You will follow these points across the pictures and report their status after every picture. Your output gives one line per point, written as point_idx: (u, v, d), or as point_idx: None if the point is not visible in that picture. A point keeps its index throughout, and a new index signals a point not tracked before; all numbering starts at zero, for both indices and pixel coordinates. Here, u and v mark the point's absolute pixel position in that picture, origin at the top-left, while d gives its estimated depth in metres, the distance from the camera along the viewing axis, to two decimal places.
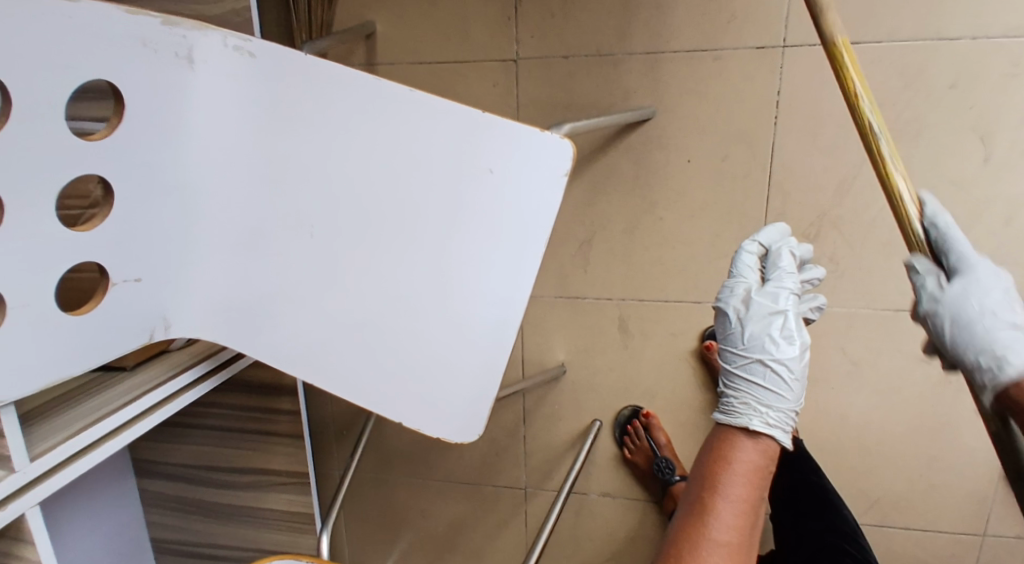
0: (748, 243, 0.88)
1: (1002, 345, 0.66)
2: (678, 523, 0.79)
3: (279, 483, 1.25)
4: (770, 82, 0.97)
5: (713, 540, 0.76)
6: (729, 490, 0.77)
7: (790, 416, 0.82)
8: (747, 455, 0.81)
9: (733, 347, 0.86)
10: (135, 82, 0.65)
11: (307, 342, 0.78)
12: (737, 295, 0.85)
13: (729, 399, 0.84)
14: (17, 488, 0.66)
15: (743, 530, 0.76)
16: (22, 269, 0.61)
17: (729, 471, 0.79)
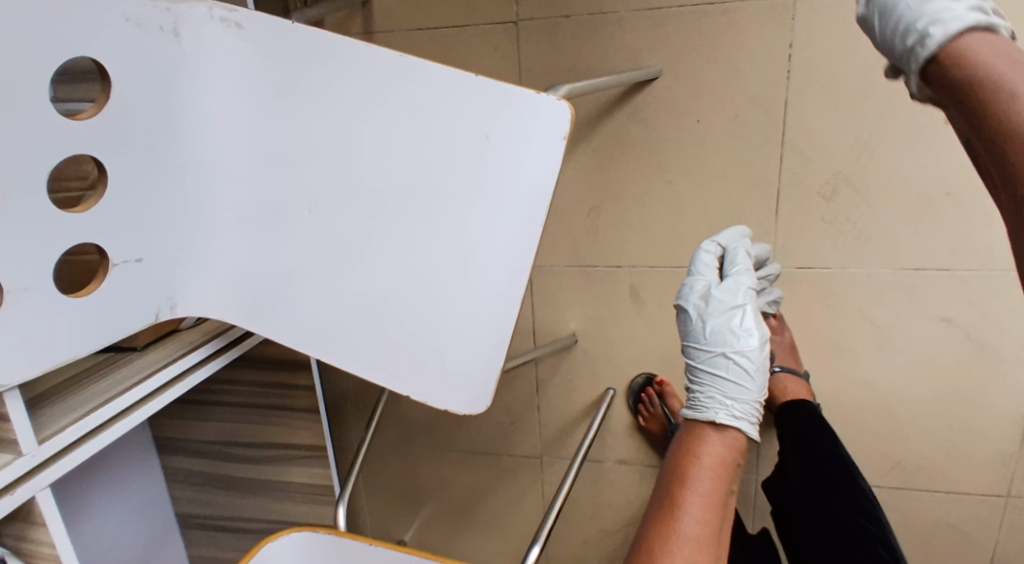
0: (708, 243, 0.88)
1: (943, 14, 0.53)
2: (650, 519, 0.79)
3: (300, 456, 1.28)
4: (782, 35, 0.93)
5: (685, 534, 0.75)
6: (696, 485, 0.78)
7: (755, 408, 0.82)
8: (715, 448, 0.81)
9: (694, 345, 0.84)
10: (121, 58, 0.64)
11: (314, 318, 0.78)
12: (692, 292, 0.84)
13: (692, 398, 0.84)
14: (25, 471, 0.65)
15: (711, 523, 0.76)
16: (18, 255, 0.60)
17: (697, 465, 0.79)
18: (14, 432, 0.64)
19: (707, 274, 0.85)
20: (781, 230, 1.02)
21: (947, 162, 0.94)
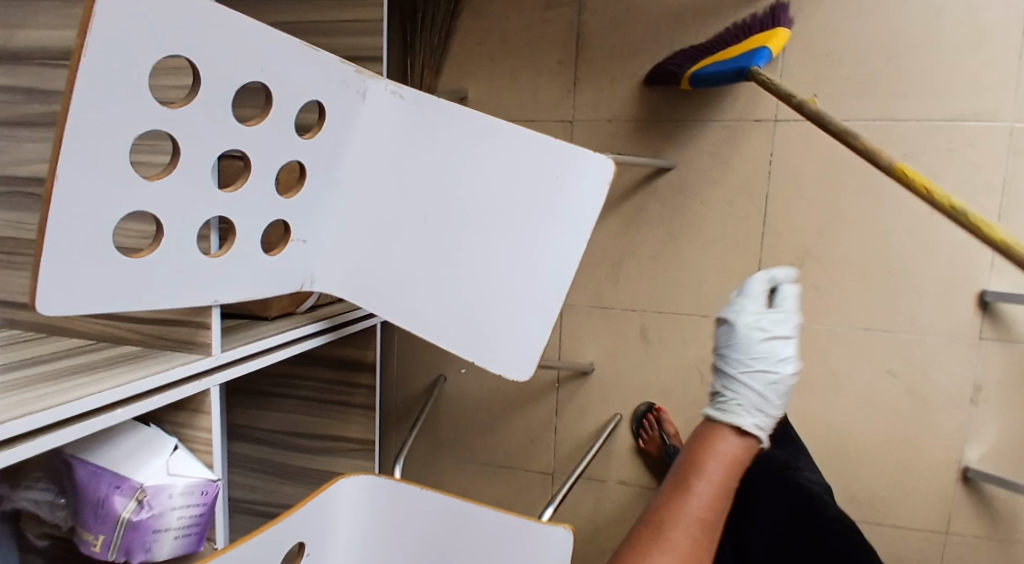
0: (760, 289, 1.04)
1: None
2: (659, 503, 0.87)
3: (350, 448, 1.48)
4: (766, 146, 1.28)
5: (689, 515, 0.85)
6: (708, 472, 0.87)
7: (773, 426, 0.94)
8: (729, 449, 0.90)
9: (738, 355, 0.98)
10: (334, 103, 0.97)
11: (411, 300, 1.08)
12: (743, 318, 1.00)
13: (727, 400, 0.93)
14: (208, 367, 0.93)
15: (714, 509, 0.86)
16: (248, 212, 0.90)
17: (711, 460, 0.88)
18: (208, 337, 0.92)
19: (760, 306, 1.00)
20: None
21: (885, 249, 1.25)
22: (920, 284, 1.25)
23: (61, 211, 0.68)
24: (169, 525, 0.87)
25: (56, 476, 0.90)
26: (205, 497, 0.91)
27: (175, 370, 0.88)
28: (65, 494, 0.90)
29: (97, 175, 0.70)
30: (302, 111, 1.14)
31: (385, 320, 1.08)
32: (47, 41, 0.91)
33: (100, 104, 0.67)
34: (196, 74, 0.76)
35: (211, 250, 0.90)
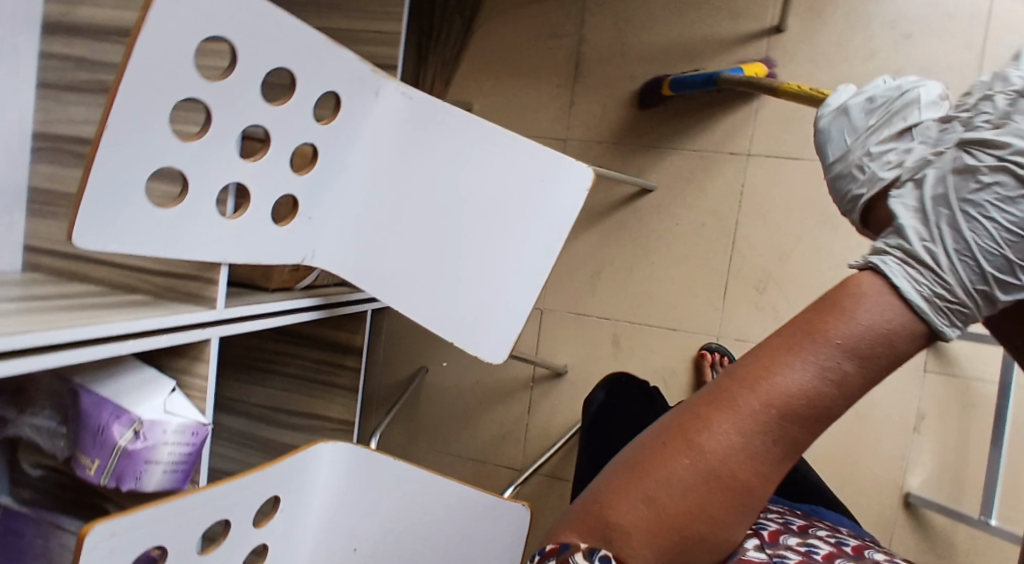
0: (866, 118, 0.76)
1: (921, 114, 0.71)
2: (746, 363, 0.65)
3: (330, 428, 1.56)
4: (738, 177, 1.41)
5: (787, 385, 0.62)
6: (846, 341, 0.60)
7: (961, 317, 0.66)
8: (879, 318, 0.60)
9: (1007, 225, 0.60)
10: (350, 97, 1.08)
11: (402, 283, 1.18)
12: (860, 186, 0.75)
13: (934, 263, 0.62)
14: (212, 320, 1.02)
15: (829, 386, 0.61)
16: (264, 183, 1.01)
17: (844, 322, 0.61)
18: (214, 293, 1.02)
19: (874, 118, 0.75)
20: (725, 311, 1.42)
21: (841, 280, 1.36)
22: None
23: (108, 152, 0.79)
24: (160, 459, 0.94)
25: (60, 405, 0.98)
26: (194, 438, 0.98)
27: (188, 316, 0.97)
28: (67, 424, 0.98)
29: (141, 125, 0.81)
30: (321, 105, 1.26)
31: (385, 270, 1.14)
32: (103, 17, 1.03)
33: (153, 66, 0.79)
34: (235, 55, 0.87)
35: (226, 214, 1.00)
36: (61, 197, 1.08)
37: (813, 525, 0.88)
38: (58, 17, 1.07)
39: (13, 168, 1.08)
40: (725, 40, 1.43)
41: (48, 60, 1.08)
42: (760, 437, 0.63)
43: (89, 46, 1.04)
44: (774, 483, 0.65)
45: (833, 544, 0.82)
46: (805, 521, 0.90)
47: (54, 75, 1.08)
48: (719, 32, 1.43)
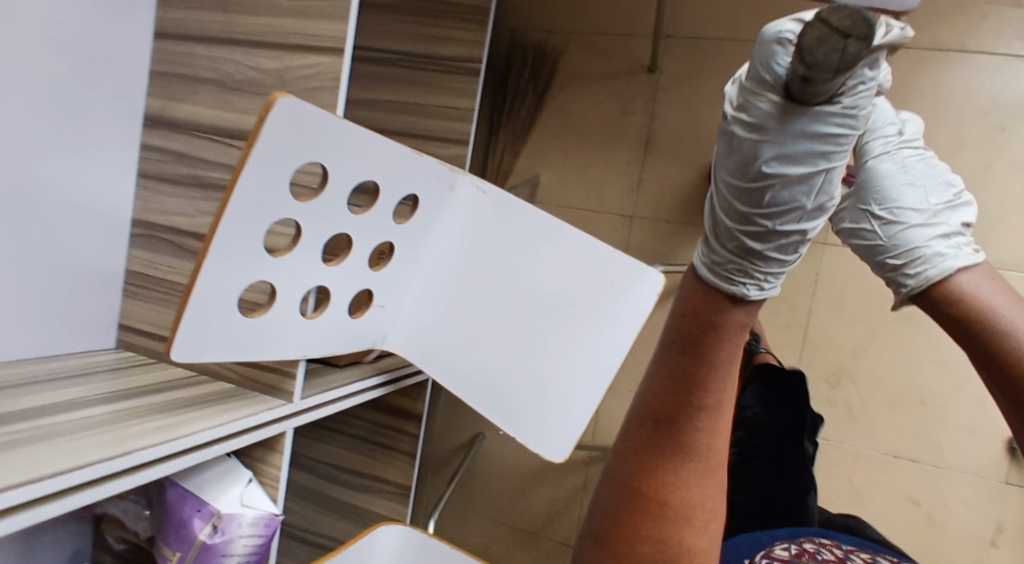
0: (932, 186, 0.81)
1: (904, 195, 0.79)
2: (648, 396, 0.68)
3: (387, 490, 1.59)
4: (812, 265, 1.36)
5: (697, 408, 0.65)
6: (725, 351, 0.64)
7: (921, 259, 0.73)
8: (740, 316, 0.64)
9: (731, 182, 0.61)
10: (427, 195, 1.09)
11: (467, 371, 1.20)
12: (902, 250, 0.76)
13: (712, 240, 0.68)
14: (292, 411, 1.06)
15: (721, 390, 0.65)
16: (343, 283, 1.03)
17: (722, 334, 0.63)
18: (292, 386, 1.05)
19: (926, 157, 0.82)
20: None
21: (918, 382, 1.31)
22: (949, 421, 1.30)
23: (206, 273, 0.83)
24: (234, 552, 0.97)
25: (146, 489, 1.04)
26: (267, 529, 1.01)
27: (267, 414, 1.01)
28: (151, 508, 1.03)
29: (234, 246, 0.84)
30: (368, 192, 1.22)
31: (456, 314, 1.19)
32: (203, 116, 1.09)
33: (248, 195, 0.82)
34: (326, 172, 0.88)
35: (307, 312, 1.03)
36: (156, 281, 1.15)
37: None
38: (159, 111, 1.14)
39: (115, 253, 1.15)
40: None
41: (149, 152, 1.15)
42: (691, 456, 0.67)
43: (189, 144, 1.10)
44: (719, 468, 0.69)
45: None
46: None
47: (154, 166, 1.14)
48: None
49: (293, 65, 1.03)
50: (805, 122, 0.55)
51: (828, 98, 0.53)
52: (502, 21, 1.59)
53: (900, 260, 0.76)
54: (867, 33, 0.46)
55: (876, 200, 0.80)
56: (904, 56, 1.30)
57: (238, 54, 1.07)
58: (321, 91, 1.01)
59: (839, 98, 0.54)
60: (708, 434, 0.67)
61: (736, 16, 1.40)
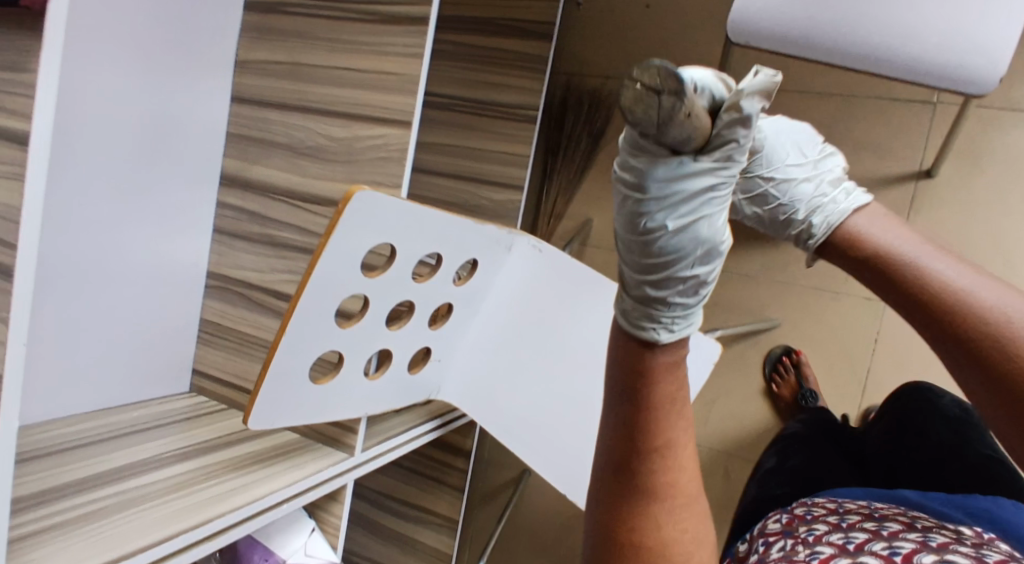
0: (801, 139, 0.73)
1: (781, 151, 0.71)
2: (603, 451, 0.61)
3: (434, 522, 1.63)
4: (872, 323, 1.34)
5: (650, 453, 0.58)
6: (663, 388, 0.57)
7: (806, 218, 0.68)
8: (675, 351, 0.58)
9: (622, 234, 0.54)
10: (487, 258, 1.11)
11: (520, 423, 1.22)
12: (789, 203, 0.70)
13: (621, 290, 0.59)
14: (351, 464, 1.10)
15: (673, 431, 0.58)
16: (405, 346, 1.06)
17: (657, 372, 0.57)
18: (353, 440, 1.09)
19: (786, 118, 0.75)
20: None
21: None
22: None
23: (283, 348, 0.88)
24: None
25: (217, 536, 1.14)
26: None
27: (328, 471, 1.05)
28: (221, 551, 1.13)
29: (309, 323, 0.89)
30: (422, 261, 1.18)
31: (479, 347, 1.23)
32: (278, 179, 1.15)
33: (323, 279, 0.87)
34: (395, 250, 0.93)
35: (369, 371, 1.06)
36: (227, 331, 1.21)
37: (922, 551, 0.67)
38: (234, 171, 1.20)
39: (189, 303, 1.22)
40: (870, 178, 1.32)
41: (223, 210, 1.21)
42: (657, 508, 0.59)
43: (264, 204, 1.17)
44: (701, 521, 0.61)
45: (873, 530, 0.74)
46: (913, 544, 0.68)
47: (228, 223, 1.21)
48: (862, 168, 1.32)
49: (362, 136, 1.08)
50: (679, 174, 0.49)
51: (691, 142, 0.47)
52: (560, 66, 1.59)
53: (799, 216, 0.69)
54: (680, 87, 0.42)
55: (757, 167, 0.71)
56: (975, 114, 1.26)
57: (310, 122, 1.12)
58: (389, 161, 1.06)
59: (706, 150, 0.49)
60: (673, 485, 0.59)
61: (797, 68, 1.37)
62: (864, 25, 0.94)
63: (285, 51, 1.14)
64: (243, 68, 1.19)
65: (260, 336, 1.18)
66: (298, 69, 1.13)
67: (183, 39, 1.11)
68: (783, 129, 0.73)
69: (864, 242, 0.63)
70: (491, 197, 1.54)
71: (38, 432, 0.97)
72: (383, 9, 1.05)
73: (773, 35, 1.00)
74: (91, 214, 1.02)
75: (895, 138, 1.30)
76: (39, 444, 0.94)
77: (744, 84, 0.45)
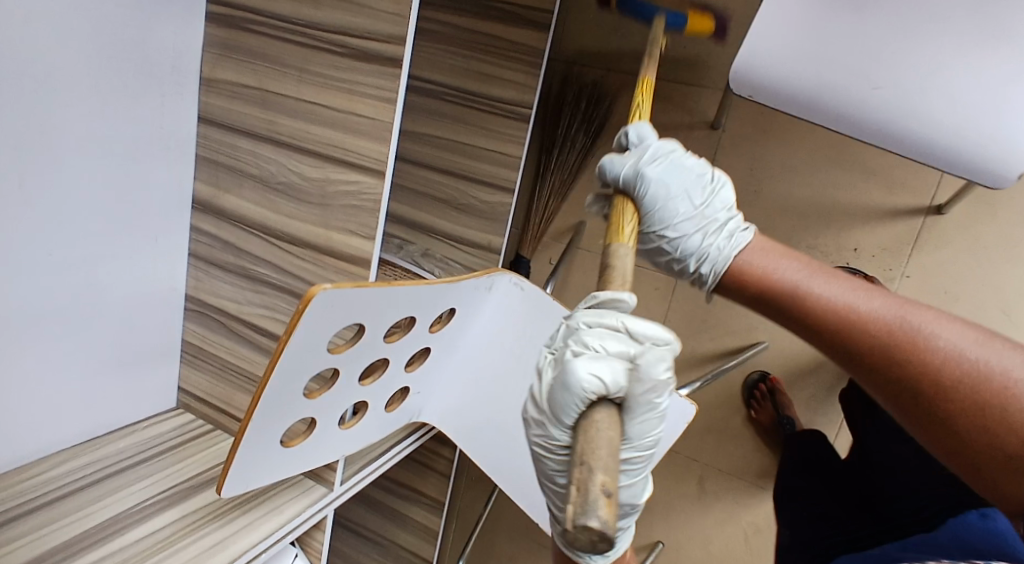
0: (693, 182, 0.78)
1: (674, 201, 0.77)
2: None
3: (422, 500, 1.71)
4: None
5: None
6: None
7: (696, 269, 0.79)
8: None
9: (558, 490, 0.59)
10: (466, 302, 1.09)
11: (496, 451, 1.24)
12: (685, 251, 0.78)
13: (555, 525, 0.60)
14: (329, 500, 1.14)
15: None
16: (379, 393, 1.07)
17: None
18: (332, 477, 1.13)
19: (672, 158, 0.79)
20: None
21: None
22: None
23: (255, 421, 0.90)
24: None
25: None
26: None
27: (306, 514, 1.09)
28: None
29: (277, 400, 0.91)
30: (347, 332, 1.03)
31: (459, 377, 1.22)
32: (249, 211, 1.11)
33: (289, 359, 0.87)
34: (363, 326, 0.94)
35: (345, 416, 1.08)
36: (207, 355, 1.22)
37: None
38: (206, 197, 1.16)
39: (168, 327, 1.21)
40: (875, 208, 1.25)
41: (199, 236, 1.19)
42: None
43: (238, 235, 1.13)
44: None
45: None
46: None
47: (204, 249, 1.18)
48: (868, 197, 1.25)
49: (333, 179, 1.02)
50: None
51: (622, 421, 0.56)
52: (559, 52, 1.47)
53: (692, 267, 0.79)
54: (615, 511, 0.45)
55: (652, 224, 0.78)
56: None
57: (282, 155, 1.06)
58: (361, 211, 1.00)
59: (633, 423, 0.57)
60: None
61: None
62: (892, 88, 0.84)
63: (253, 75, 1.06)
64: (209, 87, 1.11)
65: (239, 364, 1.18)
66: (266, 97, 1.05)
67: (137, 63, 1.02)
68: (672, 170, 0.78)
69: (767, 280, 0.75)
70: (479, 197, 1.48)
71: (21, 478, 1.01)
72: (355, 43, 0.96)
73: (780, 95, 0.89)
74: (54, 262, 0.99)
75: (907, 168, 1.22)
76: (21, 497, 0.97)
77: (654, 374, 0.56)
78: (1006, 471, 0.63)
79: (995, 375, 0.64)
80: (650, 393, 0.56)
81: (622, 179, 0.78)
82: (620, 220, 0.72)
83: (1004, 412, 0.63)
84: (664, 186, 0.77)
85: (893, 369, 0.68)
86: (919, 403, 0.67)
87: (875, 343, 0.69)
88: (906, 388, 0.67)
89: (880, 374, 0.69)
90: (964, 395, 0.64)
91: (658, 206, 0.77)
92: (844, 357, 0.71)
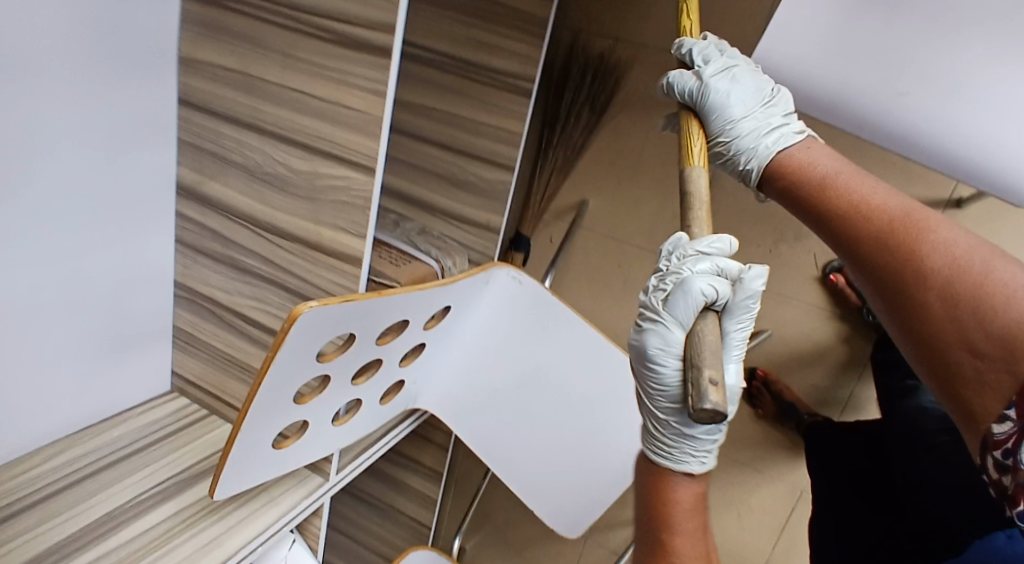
0: (753, 86, 0.76)
1: (731, 103, 0.75)
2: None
3: (420, 469, 1.73)
4: (865, 347, 1.29)
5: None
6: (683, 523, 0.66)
7: (746, 171, 0.75)
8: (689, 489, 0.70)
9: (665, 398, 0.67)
10: (464, 299, 1.06)
11: (491, 441, 1.24)
12: (735, 151, 0.75)
13: (652, 431, 0.70)
14: (326, 490, 1.15)
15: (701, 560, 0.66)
16: (372, 390, 1.06)
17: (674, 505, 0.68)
18: (328, 467, 1.14)
19: (736, 65, 0.77)
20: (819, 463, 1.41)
21: None
22: None
23: (245, 430, 0.89)
24: None
25: None
26: None
27: (302, 506, 1.10)
28: None
29: (268, 408, 0.89)
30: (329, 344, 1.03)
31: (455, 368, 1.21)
32: (236, 201, 1.06)
33: (279, 369, 0.85)
34: (353, 335, 0.92)
35: (340, 411, 1.07)
36: (199, 342, 1.20)
37: None
38: (190, 182, 1.12)
39: (159, 313, 1.19)
40: None
41: (186, 222, 1.14)
42: None
43: (225, 225, 1.09)
44: None
45: None
46: None
47: (192, 236, 1.14)
48: (884, 187, 1.19)
49: (322, 173, 0.97)
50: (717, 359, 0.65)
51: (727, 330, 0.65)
52: (565, 18, 1.38)
53: (742, 167, 0.76)
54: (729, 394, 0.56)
55: (708, 128, 0.77)
56: None
57: (267, 145, 1.00)
58: (352, 208, 0.96)
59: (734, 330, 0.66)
60: None
61: None
62: (925, 97, 0.77)
63: (234, 58, 0.99)
64: (189, 67, 1.05)
65: (231, 354, 1.16)
66: (249, 82, 0.99)
67: (111, 47, 0.95)
68: (732, 76, 0.76)
69: (798, 173, 0.72)
70: (478, 174, 1.42)
71: (16, 474, 1.01)
72: (340, 29, 0.89)
73: (801, 96, 0.83)
74: (40, 262, 0.96)
75: None
76: (21, 495, 0.97)
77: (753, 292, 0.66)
78: (975, 363, 0.53)
79: (984, 265, 0.55)
80: (745, 304, 0.65)
81: (684, 86, 0.78)
82: (687, 135, 0.77)
83: (978, 300, 0.54)
84: (721, 89, 0.76)
85: (880, 258, 0.62)
86: (897, 292, 0.60)
87: (869, 232, 0.63)
88: (889, 279, 0.60)
89: (871, 268, 0.63)
90: (943, 290, 0.56)
91: (714, 107, 0.76)
92: (842, 249, 0.66)
